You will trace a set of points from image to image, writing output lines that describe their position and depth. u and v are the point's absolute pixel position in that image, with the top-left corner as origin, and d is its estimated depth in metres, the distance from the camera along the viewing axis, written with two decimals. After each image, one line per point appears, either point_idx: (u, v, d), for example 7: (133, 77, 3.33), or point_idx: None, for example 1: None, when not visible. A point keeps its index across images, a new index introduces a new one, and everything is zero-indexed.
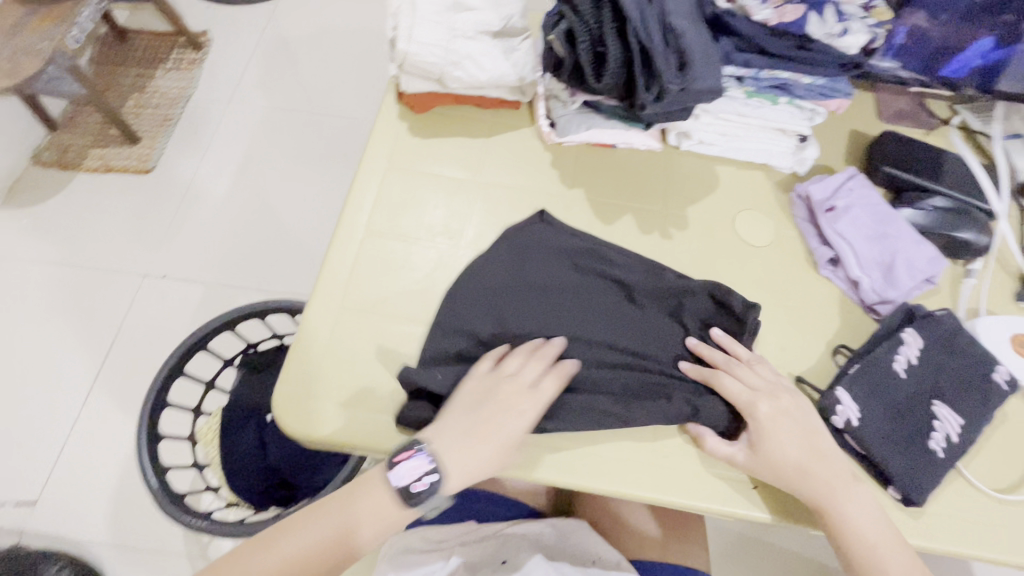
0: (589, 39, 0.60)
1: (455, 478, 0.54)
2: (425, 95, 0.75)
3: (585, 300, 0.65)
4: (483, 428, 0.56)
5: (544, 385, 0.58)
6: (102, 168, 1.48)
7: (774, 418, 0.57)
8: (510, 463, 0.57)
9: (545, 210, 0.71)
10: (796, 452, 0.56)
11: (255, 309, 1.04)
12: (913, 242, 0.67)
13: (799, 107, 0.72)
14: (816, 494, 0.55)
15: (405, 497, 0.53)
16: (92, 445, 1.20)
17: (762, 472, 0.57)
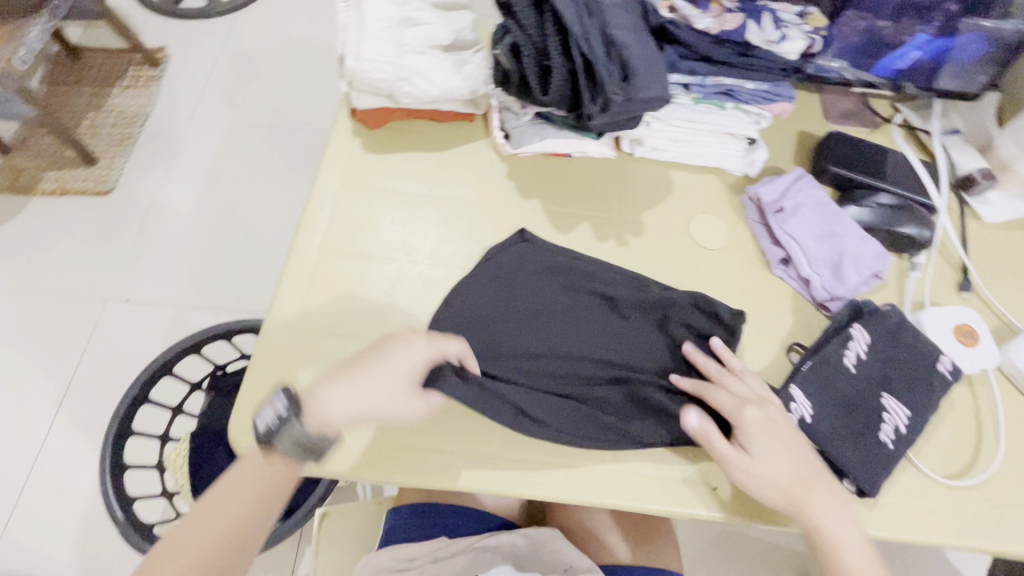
0: (534, 53, 0.60)
1: (325, 417, 0.52)
2: (378, 111, 0.74)
3: (572, 316, 0.66)
4: (361, 363, 0.55)
5: (441, 341, 0.58)
6: (57, 192, 1.43)
7: (765, 427, 0.56)
8: (393, 405, 0.53)
9: (526, 228, 0.71)
10: (787, 463, 0.55)
11: (220, 330, 1.02)
12: (859, 239, 0.69)
13: (745, 112, 0.73)
14: (801, 505, 0.55)
15: (263, 439, 0.52)
16: (56, 479, 1.16)
17: (748, 482, 0.55)
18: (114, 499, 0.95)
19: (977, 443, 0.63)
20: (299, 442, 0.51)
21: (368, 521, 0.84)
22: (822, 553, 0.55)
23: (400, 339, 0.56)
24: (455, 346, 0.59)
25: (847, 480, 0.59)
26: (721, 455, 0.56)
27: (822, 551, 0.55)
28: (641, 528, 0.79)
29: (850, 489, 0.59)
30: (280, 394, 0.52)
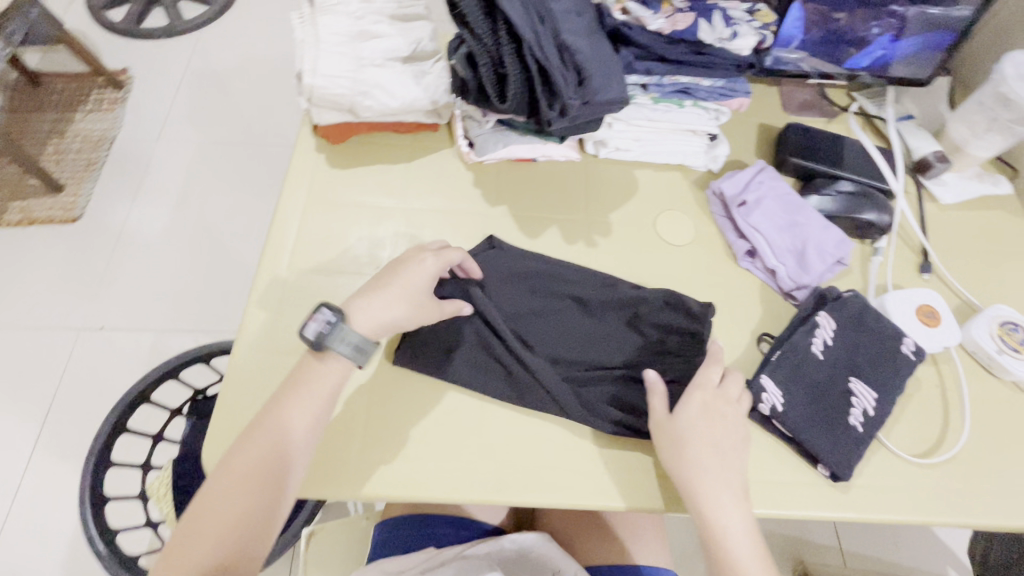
0: (490, 61, 0.60)
1: (365, 318, 0.55)
2: (340, 126, 0.74)
3: (544, 320, 0.66)
4: (381, 279, 0.58)
5: (445, 249, 0.62)
6: (22, 222, 1.40)
7: (697, 407, 0.57)
8: (416, 309, 0.58)
9: (494, 234, 0.71)
10: (702, 447, 0.55)
11: (198, 353, 1.00)
12: (821, 227, 0.71)
13: (704, 108, 0.74)
14: (697, 491, 0.54)
15: (313, 345, 0.54)
16: (36, 517, 1.13)
17: (662, 448, 0.57)
18: (96, 533, 0.92)
19: (944, 420, 0.65)
20: (352, 342, 0.54)
21: (355, 537, 0.83)
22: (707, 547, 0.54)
23: (413, 253, 0.60)
24: (459, 253, 0.62)
25: (820, 466, 0.60)
26: (652, 414, 0.59)
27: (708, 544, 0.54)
28: (630, 525, 0.79)
29: (824, 475, 0.60)
30: (322, 308, 0.55)
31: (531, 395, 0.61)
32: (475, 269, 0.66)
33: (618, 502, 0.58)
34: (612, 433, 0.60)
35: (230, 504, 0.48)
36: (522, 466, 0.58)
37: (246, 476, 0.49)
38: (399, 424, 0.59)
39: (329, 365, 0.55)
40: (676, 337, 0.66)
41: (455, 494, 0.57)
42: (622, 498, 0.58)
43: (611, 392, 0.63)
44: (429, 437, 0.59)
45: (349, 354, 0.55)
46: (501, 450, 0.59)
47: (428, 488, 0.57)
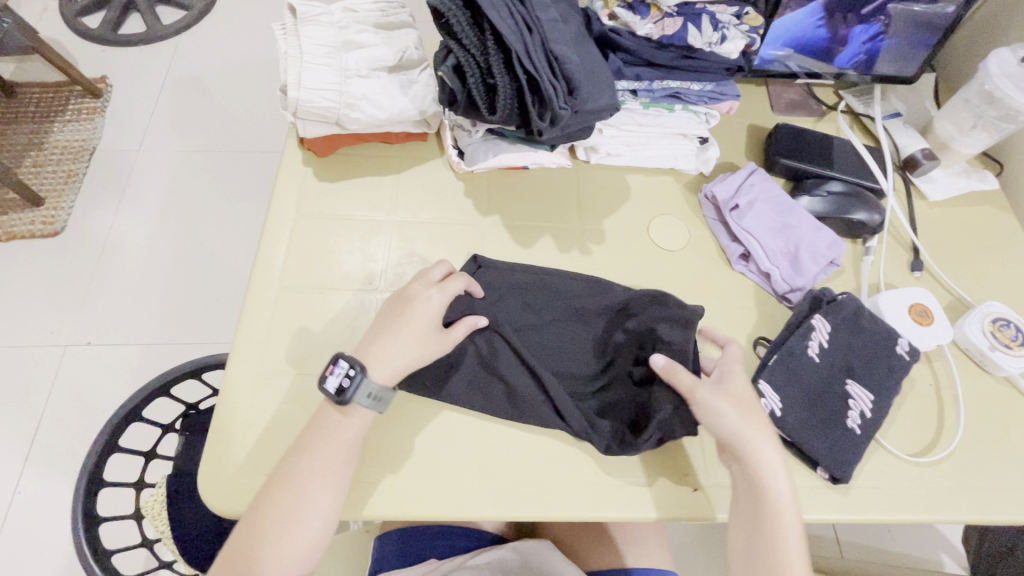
0: (478, 72, 0.60)
1: (382, 366, 0.54)
2: (326, 139, 0.72)
3: (542, 332, 0.65)
4: (391, 325, 0.56)
5: (447, 280, 0.60)
6: (3, 238, 1.36)
7: (739, 378, 0.58)
8: (432, 349, 0.57)
9: (478, 253, 0.69)
10: (749, 413, 0.55)
11: (187, 368, 0.98)
12: (813, 229, 0.71)
13: (693, 112, 0.74)
14: (759, 456, 0.54)
15: (336, 400, 0.53)
16: (30, 538, 1.11)
17: (709, 419, 0.55)
18: (91, 558, 0.88)
19: (939, 418, 0.65)
20: (372, 393, 0.53)
21: (355, 548, 0.82)
22: (760, 517, 0.53)
23: (417, 290, 0.59)
24: (462, 283, 0.60)
25: (820, 469, 0.60)
26: (690, 387, 0.57)
27: (762, 514, 0.53)
28: (633, 530, 0.78)
29: (823, 477, 0.60)
30: (341, 361, 0.54)
31: (532, 408, 0.60)
32: (477, 288, 0.64)
33: (651, 512, 0.57)
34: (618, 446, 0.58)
35: (298, 502, 0.50)
36: (524, 481, 0.58)
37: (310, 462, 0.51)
38: (400, 443, 0.58)
39: (353, 418, 0.54)
40: (665, 324, 0.64)
41: (456, 511, 0.56)
42: (643, 508, 0.57)
43: (615, 402, 0.62)
44: (429, 454, 0.58)
45: (371, 403, 0.54)
46: (503, 464, 0.58)
47: (430, 506, 0.56)
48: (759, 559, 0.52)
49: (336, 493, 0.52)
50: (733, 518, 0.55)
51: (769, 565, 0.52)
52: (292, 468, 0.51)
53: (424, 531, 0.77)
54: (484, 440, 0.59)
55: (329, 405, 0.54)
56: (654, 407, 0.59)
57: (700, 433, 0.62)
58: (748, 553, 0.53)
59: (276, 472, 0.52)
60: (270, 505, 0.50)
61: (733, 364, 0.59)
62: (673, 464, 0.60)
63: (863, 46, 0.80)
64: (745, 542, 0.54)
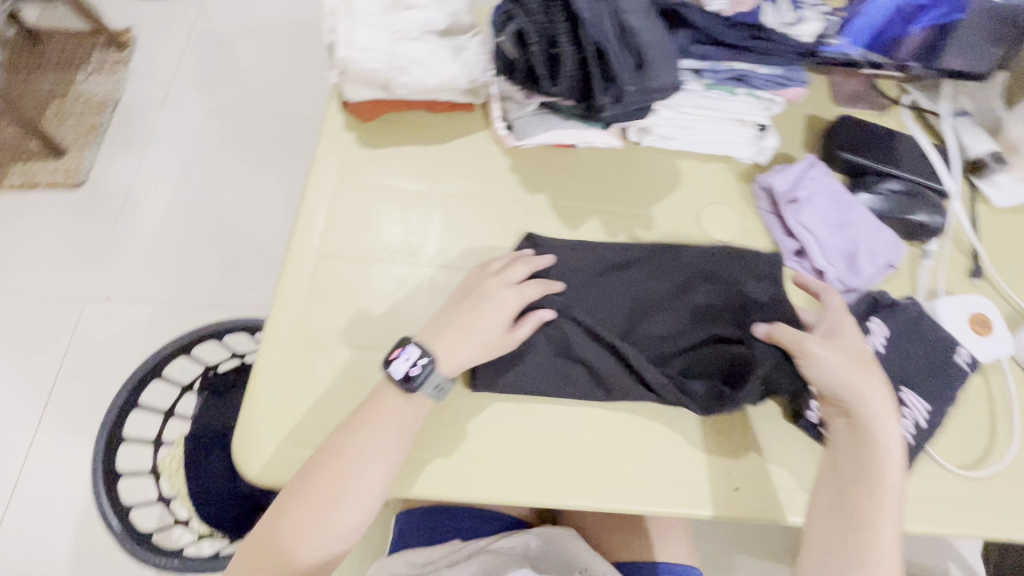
0: (542, 40, 0.56)
1: (451, 356, 0.53)
2: (371, 104, 0.69)
3: (609, 296, 0.63)
4: (463, 320, 0.55)
5: (526, 283, 0.58)
6: (24, 186, 1.35)
7: (850, 331, 0.57)
8: (497, 350, 0.55)
9: (533, 234, 0.66)
10: (864, 366, 0.54)
11: (208, 330, 0.96)
12: (874, 228, 0.68)
13: (756, 97, 0.70)
14: (871, 408, 0.53)
15: (403, 385, 0.52)
16: (50, 486, 1.12)
17: (818, 371, 0.55)
18: (109, 510, 0.87)
19: (991, 432, 0.63)
20: (438, 383, 0.53)
21: None
22: (860, 471, 0.52)
23: (492, 288, 0.56)
24: (539, 293, 0.58)
25: None
26: (798, 340, 0.56)
27: (862, 470, 0.52)
28: (660, 525, 0.77)
29: None
30: (411, 347, 0.53)
31: (618, 383, 0.58)
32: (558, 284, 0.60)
33: (708, 510, 0.57)
34: (709, 401, 0.57)
35: (365, 485, 0.51)
36: (564, 469, 0.57)
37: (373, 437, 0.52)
38: (439, 422, 0.57)
39: (411, 406, 0.53)
40: (758, 280, 0.65)
41: (494, 493, 0.55)
42: (688, 503, 0.57)
43: (699, 357, 0.60)
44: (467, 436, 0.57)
45: (434, 392, 0.53)
46: (544, 450, 0.57)
47: (468, 487, 0.55)
48: (848, 516, 0.51)
49: (384, 478, 0.52)
50: (822, 472, 0.55)
51: (858, 524, 0.51)
52: (343, 450, 0.51)
53: (447, 511, 0.77)
54: (524, 423, 0.58)
55: (390, 389, 0.53)
56: (756, 363, 0.58)
57: (746, 434, 0.60)
58: (833, 512, 0.52)
59: (325, 453, 0.52)
60: (325, 484, 0.50)
61: (841, 318, 0.58)
62: (715, 463, 0.59)
63: (927, 33, 0.74)
64: (835, 495, 0.53)
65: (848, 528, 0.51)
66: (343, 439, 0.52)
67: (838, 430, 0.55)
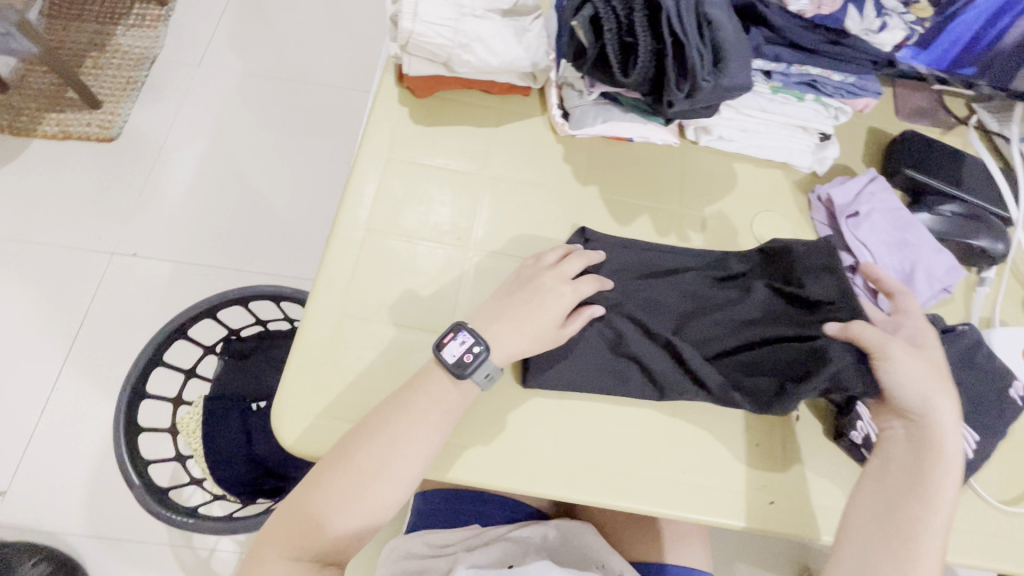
0: (616, 27, 0.54)
1: (504, 347, 0.53)
2: (429, 79, 0.68)
3: (666, 296, 0.62)
4: (518, 312, 0.54)
5: (581, 280, 0.57)
6: (60, 135, 1.29)
7: (932, 342, 0.55)
8: (546, 345, 0.55)
9: (586, 227, 0.65)
10: (940, 379, 0.53)
11: (233, 294, 0.89)
12: (933, 250, 0.66)
13: (824, 105, 0.69)
14: (942, 422, 0.51)
15: (453, 371, 0.52)
16: (55, 445, 1.06)
17: (896, 377, 0.52)
18: (130, 467, 0.82)
19: None
20: (489, 373, 0.52)
21: None
22: (916, 482, 0.51)
23: (549, 282, 0.56)
24: (593, 290, 0.57)
25: None
26: (880, 341, 0.53)
27: (918, 483, 0.50)
28: (679, 528, 0.76)
29: None
30: (464, 332, 0.53)
31: (671, 385, 0.57)
32: (608, 282, 0.60)
33: (737, 520, 0.56)
34: (760, 404, 0.56)
35: (409, 458, 0.51)
36: (600, 467, 0.56)
37: (429, 410, 0.52)
38: (478, 408, 0.57)
39: (458, 391, 0.53)
40: (817, 278, 0.61)
41: (529, 483, 0.55)
42: (720, 511, 0.56)
43: (755, 359, 0.59)
44: (505, 425, 0.57)
45: (483, 381, 0.53)
46: (581, 444, 0.57)
47: (503, 474, 0.55)
48: (893, 526, 0.50)
49: (424, 458, 0.52)
50: (869, 478, 0.53)
51: (904, 536, 0.49)
52: (386, 426, 0.51)
53: (467, 495, 0.76)
54: (562, 416, 0.58)
55: (438, 373, 0.53)
56: (828, 361, 0.54)
57: (783, 446, 0.59)
58: (878, 521, 0.51)
59: (367, 428, 0.52)
60: (361, 456, 0.50)
61: (923, 325, 0.56)
62: (752, 473, 0.58)
63: (1004, 54, 0.71)
64: (884, 501, 0.51)
65: (892, 539, 0.49)
66: (405, 410, 0.51)
67: (895, 438, 0.53)
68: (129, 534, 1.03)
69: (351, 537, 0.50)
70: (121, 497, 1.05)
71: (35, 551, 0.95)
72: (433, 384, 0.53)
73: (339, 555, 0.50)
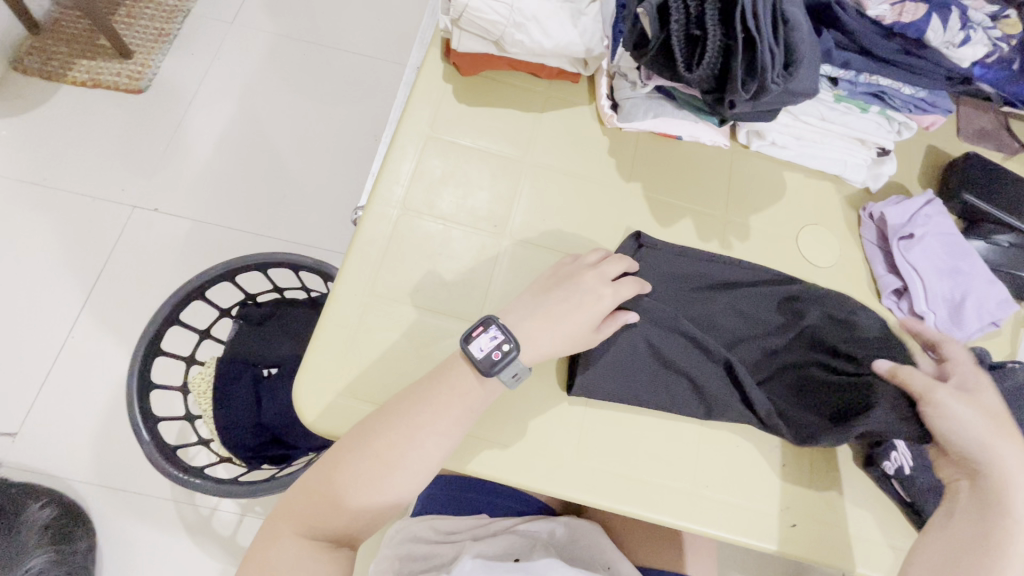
0: (685, 18, 0.52)
1: (534, 346, 0.51)
2: (477, 57, 0.65)
3: (711, 311, 0.60)
4: (551, 311, 0.52)
5: (622, 282, 0.55)
6: (89, 84, 1.27)
7: (987, 386, 0.51)
8: (578, 346, 0.53)
9: (642, 231, 0.63)
10: (1002, 428, 0.49)
11: (254, 259, 0.88)
12: (985, 281, 0.63)
13: (888, 118, 0.65)
14: (1008, 472, 0.47)
15: (481, 368, 0.50)
16: (67, 393, 1.07)
17: (948, 425, 0.50)
18: (139, 418, 0.80)
19: None
20: (518, 373, 0.51)
21: None
22: (984, 537, 0.46)
23: (589, 283, 0.54)
24: (633, 294, 0.55)
25: None
26: (928, 387, 0.51)
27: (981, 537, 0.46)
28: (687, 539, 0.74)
29: None
30: (495, 327, 0.51)
31: (720, 404, 0.57)
32: (648, 287, 0.57)
33: (762, 543, 0.55)
34: (804, 440, 0.56)
35: (429, 456, 0.50)
36: (621, 475, 0.55)
37: (451, 410, 0.50)
38: (501, 402, 0.56)
39: (486, 387, 0.51)
40: (868, 314, 0.62)
41: (548, 482, 0.54)
42: (741, 532, 0.55)
43: (792, 390, 0.59)
44: (528, 422, 0.56)
45: (509, 379, 0.52)
46: (604, 449, 0.56)
47: (523, 473, 0.54)
48: None
49: (442, 453, 0.50)
50: (935, 533, 0.49)
51: None
52: (406, 416, 0.50)
53: (476, 483, 0.75)
54: (588, 418, 0.57)
55: (465, 367, 0.51)
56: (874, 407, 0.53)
57: (809, 472, 0.58)
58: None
59: (385, 417, 0.50)
60: (383, 446, 0.49)
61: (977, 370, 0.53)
62: (774, 494, 0.57)
63: None
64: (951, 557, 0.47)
65: None
66: (415, 411, 0.50)
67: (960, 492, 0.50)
68: (133, 487, 1.04)
69: (365, 524, 0.50)
70: (128, 451, 1.05)
71: (43, 495, 0.96)
72: (444, 391, 0.51)
73: (354, 535, 0.50)
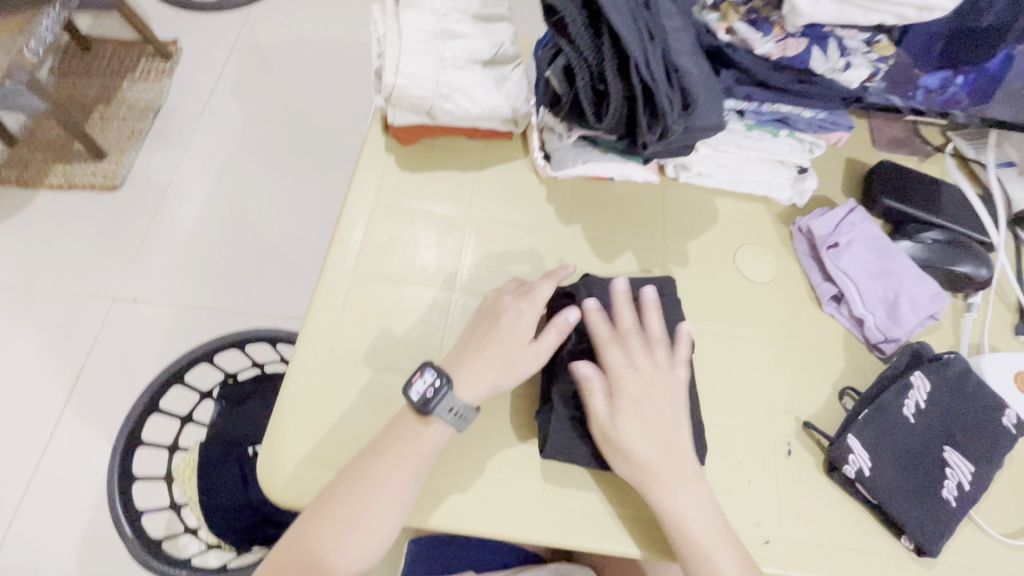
0: (588, 76, 0.56)
1: (468, 383, 0.54)
2: (413, 128, 0.70)
3: None
4: (478, 342, 0.56)
5: (538, 286, 0.59)
6: (64, 186, 1.32)
7: (647, 393, 0.55)
8: (520, 368, 0.55)
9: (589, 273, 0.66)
10: (670, 464, 0.53)
11: (227, 338, 0.89)
12: (915, 278, 0.66)
13: (798, 140, 0.71)
14: (662, 493, 0.53)
15: (418, 409, 0.52)
16: (51, 494, 1.05)
17: (624, 461, 0.53)
18: (121, 514, 0.79)
19: None
20: (455, 408, 0.52)
21: None
22: None
23: (508, 303, 0.58)
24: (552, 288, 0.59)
25: (904, 537, 0.56)
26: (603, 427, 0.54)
27: None
28: None
29: (906, 546, 0.57)
30: (428, 370, 0.53)
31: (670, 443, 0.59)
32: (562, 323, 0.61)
33: None
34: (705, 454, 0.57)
35: (388, 511, 0.50)
36: (591, 512, 0.56)
37: (409, 462, 0.51)
38: (463, 453, 0.57)
39: (432, 429, 0.53)
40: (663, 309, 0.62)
41: (518, 528, 0.55)
42: None
43: None
44: (493, 472, 0.56)
45: (451, 420, 0.53)
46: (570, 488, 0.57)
47: (493, 523, 0.54)
48: None
49: (406, 507, 0.51)
50: None
51: None
52: (361, 476, 0.51)
53: (463, 539, 0.75)
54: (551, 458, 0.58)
55: (409, 413, 0.54)
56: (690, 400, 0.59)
57: (777, 484, 0.59)
58: None
59: (344, 480, 0.51)
60: (343, 509, 0.50)
61: (636, 378, 0.55)
62: (746, 510, 0.57)
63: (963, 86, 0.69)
64: None
65: None
66: (375, 468, 0.51)
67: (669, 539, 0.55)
68: None
69: None
70: (114, 550, 1.03)
71: None
72: (383, 450, 0.52)
73: None
